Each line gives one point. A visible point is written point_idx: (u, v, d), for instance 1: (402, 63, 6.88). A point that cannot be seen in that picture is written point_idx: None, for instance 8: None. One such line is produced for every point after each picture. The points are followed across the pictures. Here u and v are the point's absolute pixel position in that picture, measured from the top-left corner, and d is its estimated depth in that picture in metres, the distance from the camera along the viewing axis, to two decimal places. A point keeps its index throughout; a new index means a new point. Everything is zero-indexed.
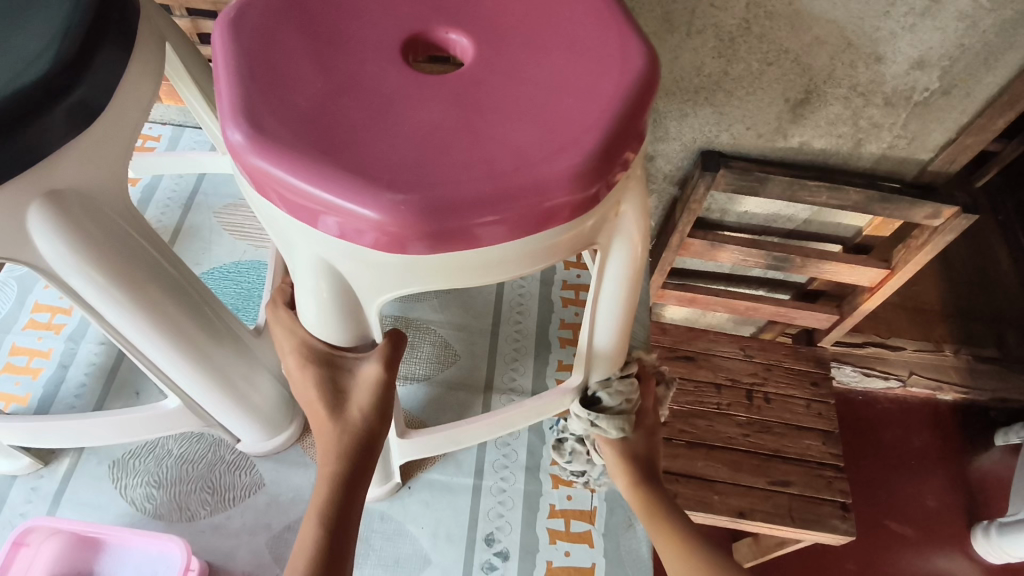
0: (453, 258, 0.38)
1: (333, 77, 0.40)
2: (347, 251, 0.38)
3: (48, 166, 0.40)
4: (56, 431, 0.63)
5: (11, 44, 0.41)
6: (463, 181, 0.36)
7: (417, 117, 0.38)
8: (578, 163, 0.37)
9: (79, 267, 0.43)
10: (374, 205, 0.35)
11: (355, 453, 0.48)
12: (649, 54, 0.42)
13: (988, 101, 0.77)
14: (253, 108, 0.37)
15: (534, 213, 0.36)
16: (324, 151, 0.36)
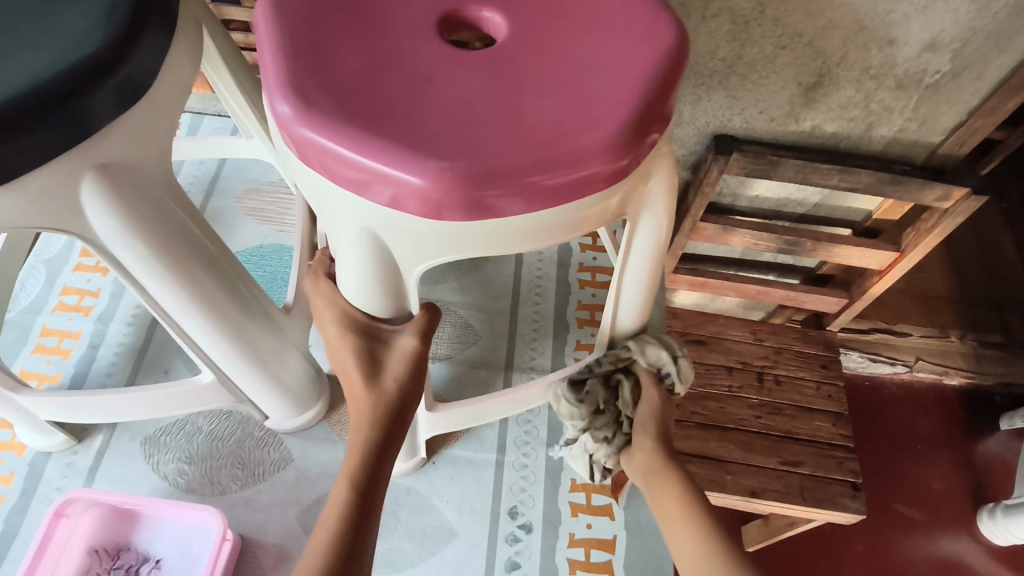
0: (492, 226, 0.39)
1: (374, 51, 0.41)
2: (391, 219, 0.39)
3: (99, 141, 0.41)
4: (89, 408, 0.64)
5: (57, 21, 0.41)
6: (505, 150, 0.37)
7: (457, 89, 0.39)
8: (614, 134, 0.38)
9: (127, 239, 0.45)
10: (419, 173, 0.36)
11: (386, 422, 0.50)
12: (679, 32, 0.43)
13: (998, 83, 0.78)
14: (299, 80, 0.39)
15: (572, 181, 0.38)
16: (369, 121, 0.37)
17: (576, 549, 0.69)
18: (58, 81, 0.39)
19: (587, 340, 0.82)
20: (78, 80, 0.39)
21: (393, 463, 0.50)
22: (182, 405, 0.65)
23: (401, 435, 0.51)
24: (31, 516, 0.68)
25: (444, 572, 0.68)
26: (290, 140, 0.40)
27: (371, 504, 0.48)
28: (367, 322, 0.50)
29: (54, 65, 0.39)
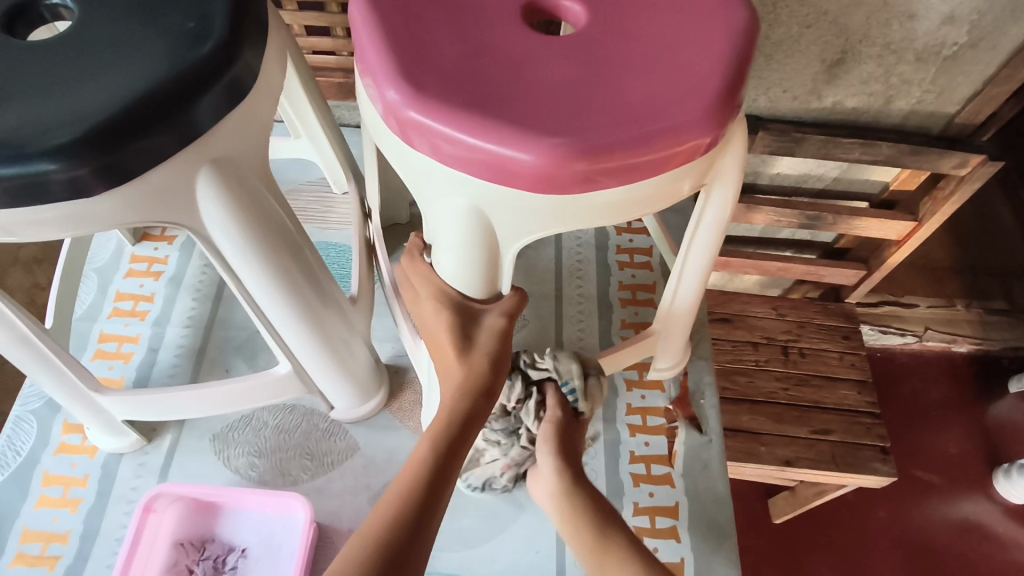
0: (592, 199, 0.42)
1: (469, 38, 0.43)
2: (498, 195, 0.41)
3: (207, 139, 0.43)
4: (162, 406, 0.65)
5: (160, 27, 0.43)
6: (609, 125, 0.39)
7: (554, 72, 0.41)
8: (704, 109, 0.40)
9: (231, 230, 0.47)
10: (529, 150, 0.38)
11: (473, 394, 0.52)
12: (750, 12, 0.45)
13: (1012, 52, 0.82)
14: (407, 69, 0.41)
15: (670, 152, 0.40)
16: (476, 103, 0.39)
17: (641, 517, 0.72)
18: (172, 83, 0.40)
19: (631, 318, 0.84)
20: (190, 82, 0.41)
21: (476, 433, 0.52)
22: (256, 397, 0.67)
23: (488, 408, 0.52)
24: (109, 517, 0.70)
25: (516, 546, 0.70)
26: (396, 126, 0.42)
27: (451, 466, 0.50)
28: (462, 301, 0.53)
29: (166, 68, 0.41)
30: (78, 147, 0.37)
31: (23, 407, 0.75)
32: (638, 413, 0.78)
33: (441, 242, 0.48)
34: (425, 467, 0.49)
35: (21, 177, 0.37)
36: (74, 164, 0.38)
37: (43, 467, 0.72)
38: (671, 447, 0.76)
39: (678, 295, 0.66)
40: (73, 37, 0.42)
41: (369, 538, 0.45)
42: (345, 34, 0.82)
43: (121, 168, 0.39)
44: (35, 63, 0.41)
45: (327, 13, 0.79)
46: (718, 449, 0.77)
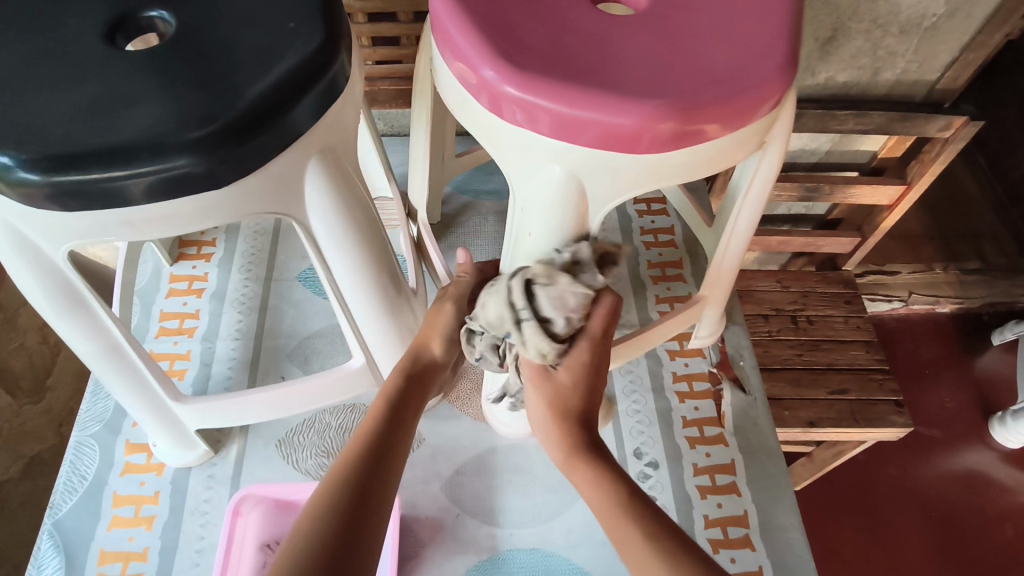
0: (680, 157, 0.46)
1: (551, 20, 0.47)
2: (593, 159, 0.46)
3: (311, 133, 0.45)
4: (235, 410, 0.66)
5: (256, 37, 0.45)
6: (692, 86, 0.43)
7: (634, 46, 0.45)
8: (776, 69, 0.45)
9: (331, 217, 0.49)
10: (627, 113, 0.42)
11: (414, 365, 0.62)
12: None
13: (986, 19, 0.89)
14: (501, 51, 0.45)
15: (749, 107, 0.44)
16: (570, 75, 0.43)
17: (702, 476, 0.75)
18: (283, 80, 0.43)
19: (664, 293, 0.88)
20: (300, 79, 0.43)
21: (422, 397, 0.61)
22: (328, 394, 0.68)
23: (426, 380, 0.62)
24: (185, 530, 0.69)
25: (589, 515, 0.72)
26: (489, 101, 0.46)
27: (402, 421, 0.57)
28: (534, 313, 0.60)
29: (276, 67, 0.43)
30: (209, 142, 0.40)
31: (83, 431, 0.75)
32: (684, 379, 0.82)
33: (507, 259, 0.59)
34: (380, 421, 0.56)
35: (160, 174, 0.40)
36: (200, 158, 0.40)
37: (111, 488, 0.71)
38: (719, 409, 0.80)
39: (723, 265, 0.70)
40: (182, 44, 0.44)
41: (338, 476, 0.50)
42: (370, 43, 0.85)
43: (243, 161, 0.42)
44: (152, 67, 0.43)
45: (354, 24, 0.82)
46: (764, 406, 0.81)
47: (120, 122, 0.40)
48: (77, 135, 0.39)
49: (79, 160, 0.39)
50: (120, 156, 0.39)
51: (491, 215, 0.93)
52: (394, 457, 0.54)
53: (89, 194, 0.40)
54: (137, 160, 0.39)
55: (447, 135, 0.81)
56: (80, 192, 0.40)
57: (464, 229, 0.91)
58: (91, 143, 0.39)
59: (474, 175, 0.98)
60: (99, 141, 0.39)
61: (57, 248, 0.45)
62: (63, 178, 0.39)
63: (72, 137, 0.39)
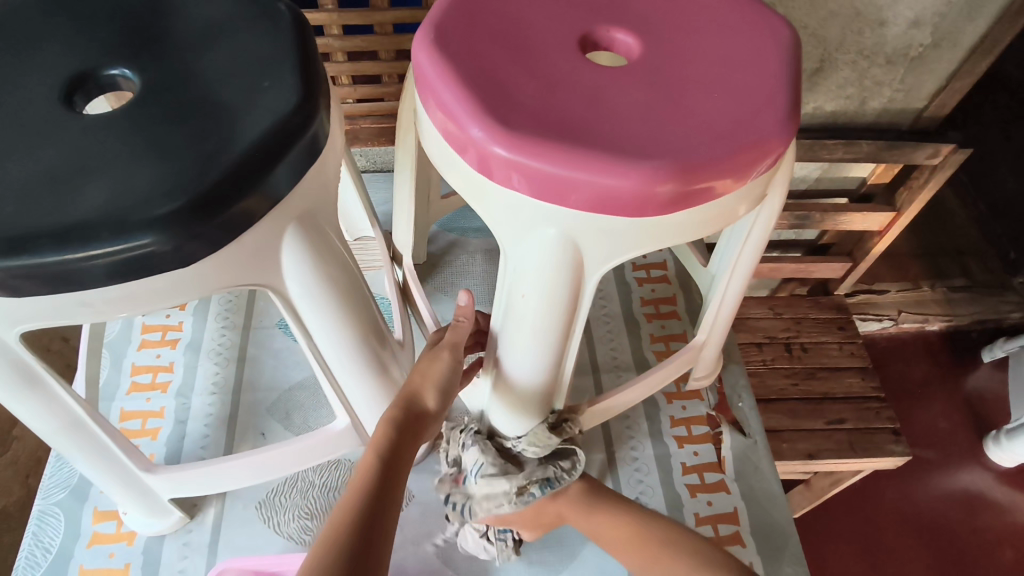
0: (680, 218, 0.43)
1: (541, 76, 0.45)
2: (589, 220, 0.43)
3: (289, 198, 0.42)
4: (211, 477, 0.62)
5: (228, 97, 0.42)
6: (693, 145, 0.41)
7: (629, 102, 0.43)
8: (780, 123, 0.43)
9: (307, 282, 0.46)
10: (625, 174, 0.40)
11: (406, 414, 0.56)
12: (793, 33, 0.49)
13: (971, 48, 0.89)
14: (489, 108, 0.42)
15: (753, 165, 0.42)
16: (563, 134, 0.41)
17: (705, 526, 0.72)
18: (258, 143, 0.39)
19: (659, 332, 0.85)
20: (276, 141, 0.40)
21: (413, 449, 0.56)
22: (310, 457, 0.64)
23: (419, 427, 0.57)
24: None
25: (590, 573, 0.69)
26: (478, 160, 0.43)
27: (393, 478, 0.52)
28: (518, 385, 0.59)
29: (251, 130, 0.40)
30: (176, 218, 0.36)
31: (47, 499, 0.71)
32: (683, 424, 0.79)
33: (500, 318, 0.55)
34: (372, 475, 0.52)
35: (123, 255, 0.36)
36: (170, 235, 0.36)
37: (78, 561, 0.67)
38: (719, 454, 0.77)
39: (722, 310, 0.67)
40: (149, 106, 0.41)
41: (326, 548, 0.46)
42: (350, 81, 0.82)
43: (218, 234, 0.39)
44: (113, 133, 0.40)
45: (333, 63, 0.79)
46: (765, 449, 0.79)
47: (78, 198, 0.36)
48: (31, 214, 0.36)
49: (31, 243, 0.35)
50: (76, 236, 0.35)
51: (478, 253, 0.90)
52: (386, 520, 0.50)
53: (43, 278, 0.36)
54: (95, 240, 0.35)
55: (432, 176, 0.78)
56: (34, 276, 0.36)
57: (451, 269, 0.89)
58: (45, 223, 0.35)
59: (460, 213, 0.95)
60: (55, 219, 0.36)
61: (10, 329, 0.41)
62: (13, 263, 0.35)
63: (25, 217, 0.36)
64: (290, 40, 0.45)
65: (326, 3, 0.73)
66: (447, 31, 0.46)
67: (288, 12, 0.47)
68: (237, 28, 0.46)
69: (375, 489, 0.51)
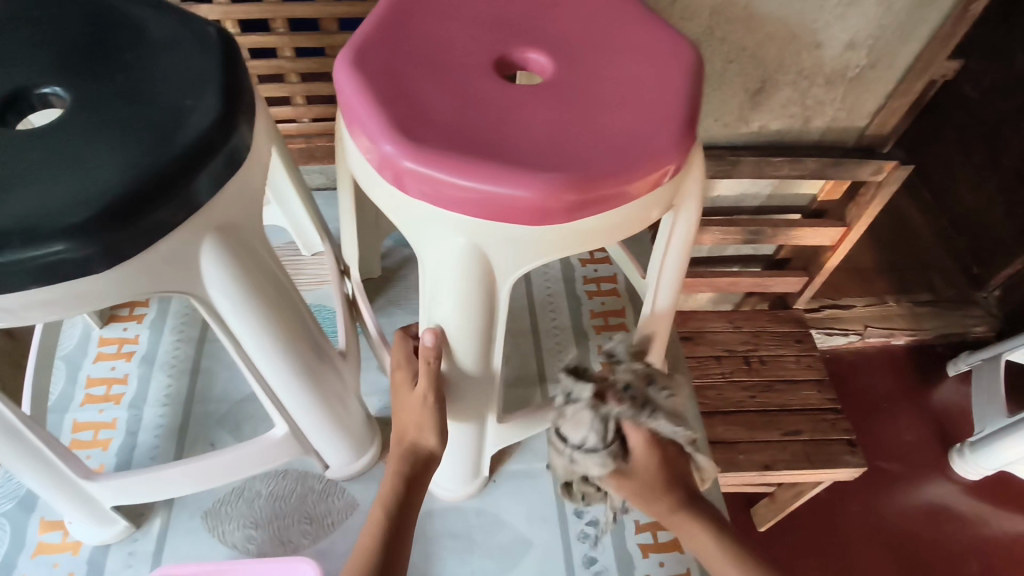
0: (582, 227, 0.46)
1: (454, 94, 0.47)
2: (495, 230, 0.45)
3: (208, 208, 0.45)
4: (152, 485, 0.64)
5: (150, 113, 0.44)
6: (591, 159, 0.44)
7: (535, 119, 0.46)
8: (675, 138, 0.46)
9: (231, 292, 0.48)
10: (524, 186, 0.42)
11: (409, 460, 0.59)
12: (697, 53, 0.52)
13: (906, 69, 0.91)
14: (400, 125, 0.45)
15: (649, 176, 0.45)
16: (468, 149, 0.43)
17: (644, 534, 0.74)
18: (175, 158, 0.42)
19: (607, 343, 0.88)
20: (193, 156, 0.43)
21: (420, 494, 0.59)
22: (252, 465, 0.66)
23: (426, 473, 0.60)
24: None
25: None
26: (391, 175, 0.46)
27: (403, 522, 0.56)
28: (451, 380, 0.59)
29: (169, 144, 0.43)
30: (88, 227, 0.39)
31: None
32: None
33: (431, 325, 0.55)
34: (381, 523, 0.56)
35: (37, 262, 0.38)
36: (85, 244, 0.39)
37: (21, 571, 0.67)
38: None
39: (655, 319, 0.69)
40: (73, 123, 0.44)
41: None
42: (304, 102, 0.84)
43: (132, 242, 0.41)
44: (37, 147, 0.42)
45: (287, 84, 0.81)
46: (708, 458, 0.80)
47: None
48: None
49: None
50: None
51: None
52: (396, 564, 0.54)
53: None
54: (8, 248, 0.37)
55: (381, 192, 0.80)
56: None
57: (406, 283, 0.91)
58: None
59: None
60: None
61: None
62: None
63: None
64: (215, 59, 0.48)
65: (277, 26, 0.75)
66: (368, 53, 0.49)
67: (215, 33, 0.49)
68: (165, 49, 0.48)
69: (386, 537, 0.55)
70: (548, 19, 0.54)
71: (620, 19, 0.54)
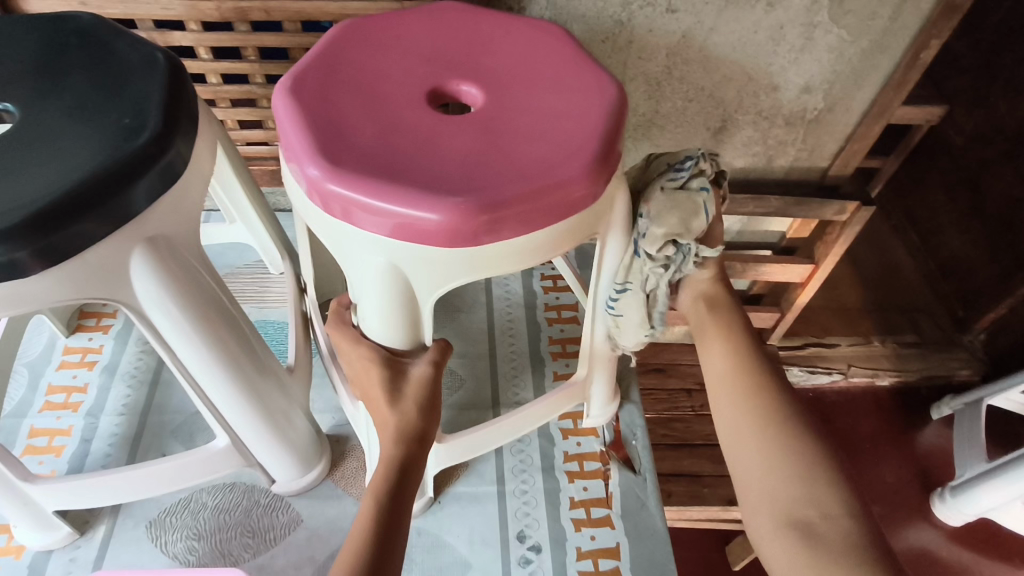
0: (496, 250, 0.48)
1: (381, 122, 0.50)
2: (410, 251, 0.47)
3: (139, 220, 0.47)
4: (94, 490, 0.65)
5: (89, 131, 0.47)
6: (502, 184, 0.46)
7: (456, 146, 0.48)
8: (586, 167, 0.48)
9: (162, 303, 0.50)
10: (435, 208, 0.44)
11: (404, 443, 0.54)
12: (620, 88, 0.55)
13: (864, 112, 0.93)
14: (325, 150, 0.47)
15: (558, 203, 0.47)
16: (386, 173, 0.46)
17: (585, 561, 0.73)
18: (107, 170, 0.45)
19: (563, 369, 0.89)
20: (125, 168, 0.45)
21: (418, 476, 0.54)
22: (194, 474, 0.67)
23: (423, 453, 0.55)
24: None
25: None
26: (316, 197, 0.48)
27: (402, 496, 0.52)
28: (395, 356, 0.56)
29: (104, 158, 0.45)
30: (14, 232, 0.41)
31: None
32: (575, 459, 0.82)
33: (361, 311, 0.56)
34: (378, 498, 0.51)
35: None
36: (14, 247, 0.41)
37: None
38: (607, 490, 0.80)
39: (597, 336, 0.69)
40: (19, 139, 0.47)
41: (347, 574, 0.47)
42: (277, 127, 0.88)
43: (58, 249, 0.43)
44: None
45: (260, 109, 0.85)
46: (653, 486, 0.80)
47: None
48: None
49: None
50: None
51: None
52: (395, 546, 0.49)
53: None
54: None
55: None
56: None
57: None
58: None
59: None
60: None
61: None
62: None
63: None
64: (160, 83, 0.51)
65: (249, 55, 0.78)
66: (305, 83, 0.52)
67: (164, 60, 0.53)
68: (117, 74, 0.52)
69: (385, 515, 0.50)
70: (485, 55, 0.57)
71: (552, 55, 0.57)
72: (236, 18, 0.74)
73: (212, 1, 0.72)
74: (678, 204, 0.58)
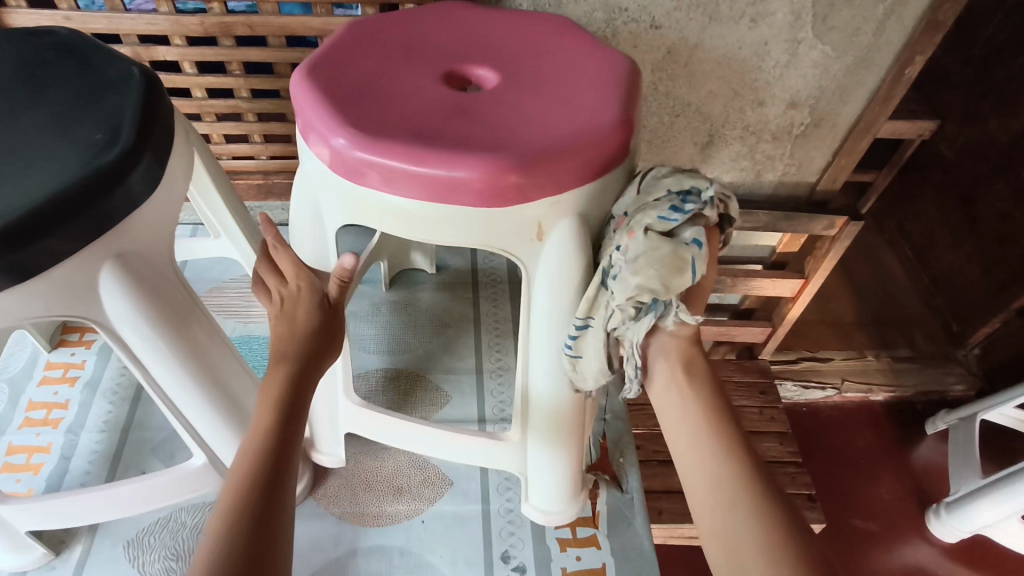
0: (382, 201, 0.52)
1: (382, 67, 0.56)
2: (323, 172, 0.54)
3: (108, 237, 0.47)
4: (69, 510, 0.64)
5: (61, 146, 0.47)
6: (396, 139, 0.49)
7: (413, 101, 0.53)
8: (488, 160, 0.48)
9: (130, 320, 0.49)
10: (333, 132, 0.50)
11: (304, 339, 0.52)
12: (620, 124, 0.52)
13: (850, 127, 0.93)
14: (316, 63, 0.55)
15: (434, 179, 0.49)
16: (332, 96, 0.52)
17: None
18: (77, 185, 0.45)
19: None
20: (95, 183, 0.45)
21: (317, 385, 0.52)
22: (172, 493, 0.66)
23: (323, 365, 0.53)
24: None
25: None
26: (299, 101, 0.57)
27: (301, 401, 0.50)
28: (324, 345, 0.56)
29: (74, 174, 0.45)
30: None
31: None
32: None
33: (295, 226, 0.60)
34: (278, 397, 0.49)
35: None
36: None
37: None
38: (595, 508, 0.79)
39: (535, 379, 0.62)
40: None
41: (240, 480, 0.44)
42: (262, 140, 0.88)
43: (25, 265, 0.43)
44: None
45: (244, 123, 0.85)
46: (641, 504, 0.79)
47: None
48: None
49: None
50: None
51: (382, 305, 0.95)
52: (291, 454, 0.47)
53: None
54: None
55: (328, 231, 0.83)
56: None
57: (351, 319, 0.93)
58: None
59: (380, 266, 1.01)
60: None
61: None
62: None
63: None
64: (133, 96, 0.51)
65: (234, 69, 0.78)
66: (360, 29, 0.60)
67: (139, 73, 0.53)
68: (92, 88, 0.52)
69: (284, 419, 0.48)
70: (530, 54, 0.59)
71: (592, 77, 0.56)
72: (221, 33, 0.75)
73: (196, 16, 0.73)
74: (662, 259, 0.49)
